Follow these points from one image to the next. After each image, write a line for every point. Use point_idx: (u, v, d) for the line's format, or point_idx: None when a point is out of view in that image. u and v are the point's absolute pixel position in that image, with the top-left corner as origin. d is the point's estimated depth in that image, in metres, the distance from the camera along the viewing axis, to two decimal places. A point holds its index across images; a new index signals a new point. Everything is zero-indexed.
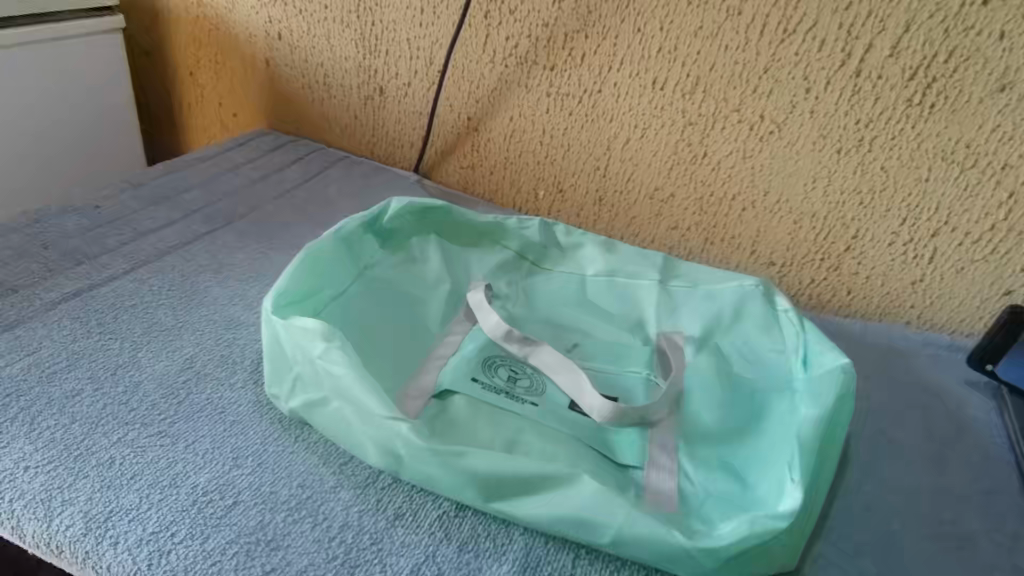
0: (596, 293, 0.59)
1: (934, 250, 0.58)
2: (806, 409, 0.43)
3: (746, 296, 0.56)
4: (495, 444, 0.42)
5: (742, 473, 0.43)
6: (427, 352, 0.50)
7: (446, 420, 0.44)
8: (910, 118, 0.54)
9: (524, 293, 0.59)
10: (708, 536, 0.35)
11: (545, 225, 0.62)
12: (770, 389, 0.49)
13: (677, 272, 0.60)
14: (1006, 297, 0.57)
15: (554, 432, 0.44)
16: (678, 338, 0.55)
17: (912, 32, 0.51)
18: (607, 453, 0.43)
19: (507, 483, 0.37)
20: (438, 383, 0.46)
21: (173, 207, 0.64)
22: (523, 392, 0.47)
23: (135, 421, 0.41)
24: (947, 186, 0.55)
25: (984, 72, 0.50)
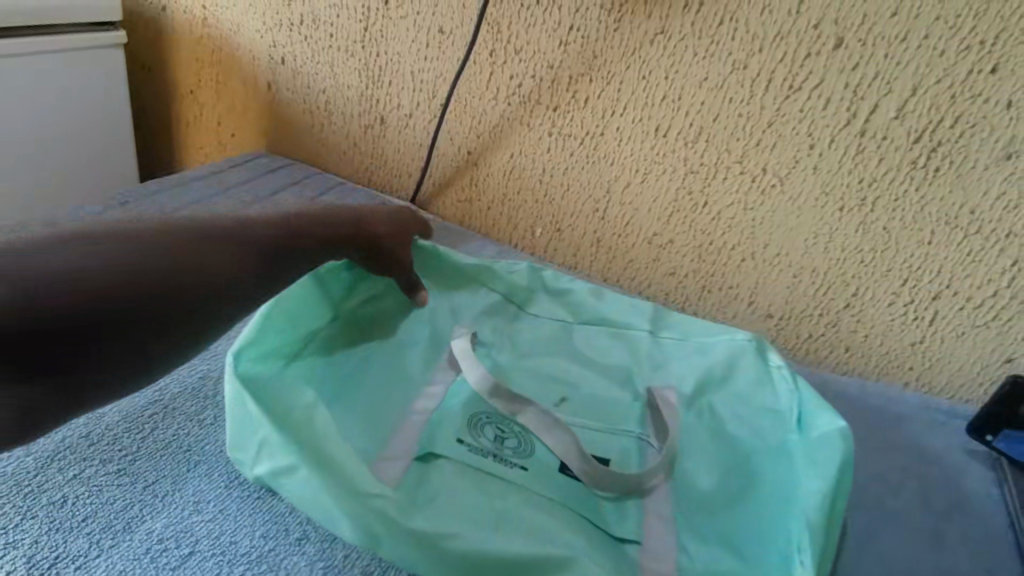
0: (583, 346, 0.57)
1: (935, 313, 0.56)
2: (809, 477, 0.41)
3: (739, 351, 0.54)
4: (481, 519, 0.39)
5: (742, 547, 0.41)
6: (414, 405, 0.48)
7: (429, 486, 0.42)
8: (914, 180, 0.53)
9: (509, 343, 0.57)
10: None
11: (532, 271, 0.61)
12: (764, 452, 0.47)
13: (668, 321, 0.58)
14: (1008, 364, 0.55)
15: (541, 502, 0.41)
16: (669, 394, 0.52)
17: (919, 95, 0.51)
18: (598, 523, 0.41)
19: (501, 564, 0.34)
20: (420, 446, 0.44)
21: None
22: (511, 454, 0.45)
23: (95, 457, 0.39)
24: (950, 250, 0.54)
25: (990, 139, 0.50)
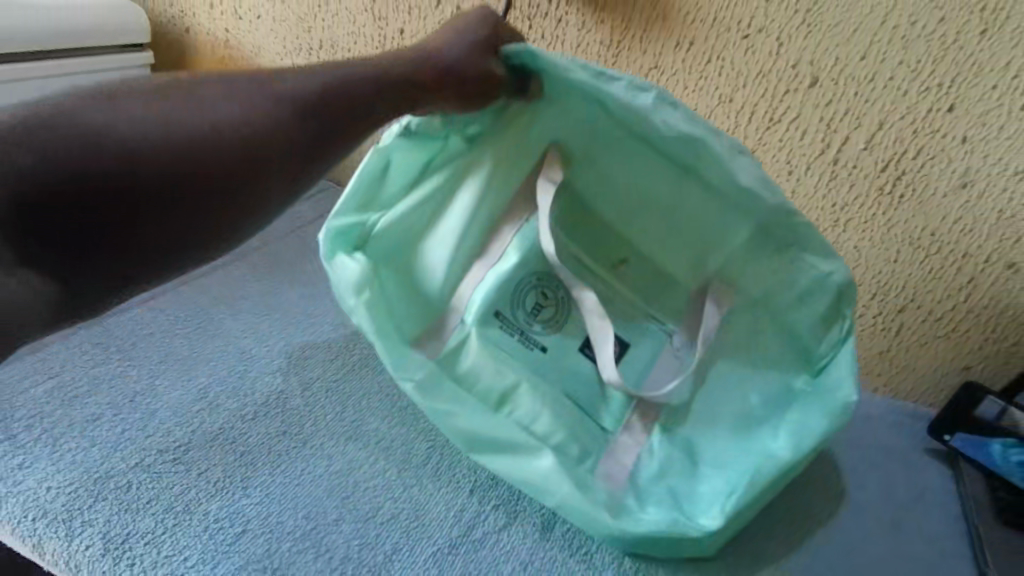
0: (669, 200, 0.50)
1: (900, 324, 0.63)
2: (772, 440, 0.46)
3: (821, 287, 0.49)
4: (490, 396, 0.45)
5: (699, 458, 0.47)
6: (478, 250, 0.50)
7: (465, 349, 0.47)
8: (881, 205, 0.59)
9: (586, 176, 0.51)
10: (634, 516, 0.43)
11: (657, 108, 0.46)
12: (765, 384, 0.49)
13: (778, 231, 0.49)
14: (965, 372, 0.61)
15: (545, 390, 0.46)
16: (723, 298, 0.50)
17: (885, 129, 0.57)
18: (591, 414, 0.48)
19: (484, 443, 0.44)
20: (471, 304, 0.49)
21: None
22: (540, 330, 0.49)
23: (152, 447, 0.44)
24: (913, 268, 0.60)
25: (948, 170, 0.56)
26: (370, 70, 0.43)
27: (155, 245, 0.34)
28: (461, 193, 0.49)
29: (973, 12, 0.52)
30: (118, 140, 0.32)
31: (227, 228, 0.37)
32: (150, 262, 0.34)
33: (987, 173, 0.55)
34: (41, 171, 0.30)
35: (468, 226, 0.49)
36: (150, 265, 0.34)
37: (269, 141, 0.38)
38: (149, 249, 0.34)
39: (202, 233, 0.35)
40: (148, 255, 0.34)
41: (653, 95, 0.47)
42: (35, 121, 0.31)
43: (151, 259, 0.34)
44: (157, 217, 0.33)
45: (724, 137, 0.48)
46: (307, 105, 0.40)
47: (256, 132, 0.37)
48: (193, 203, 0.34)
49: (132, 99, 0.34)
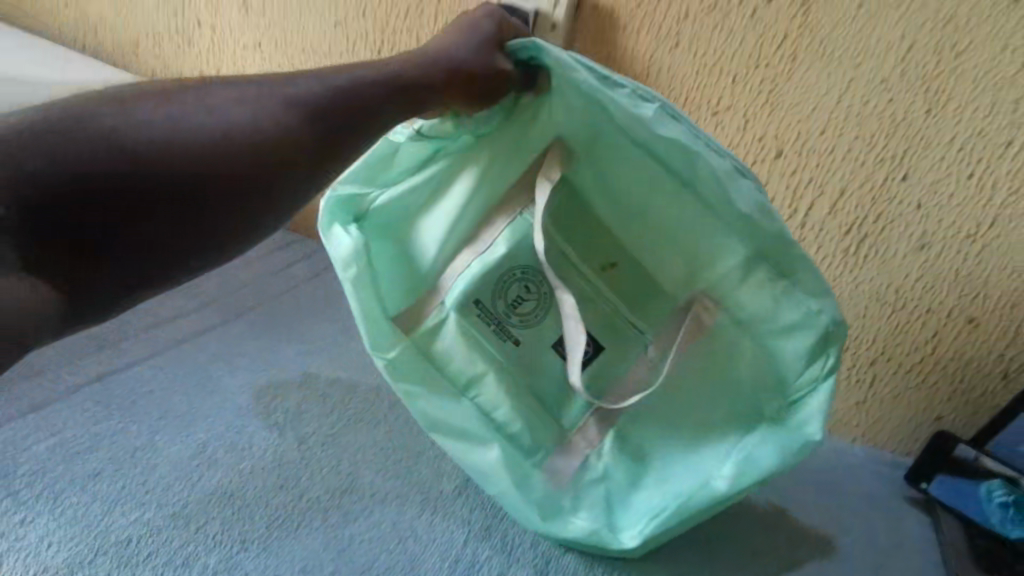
0: (665, 210, 0.49)
1: (874, 376, 0.67)
2: (716, 465, 0.49)
3: (806, 326, 0.47)
4: (458, 381, 0.51)
5: (650, 463, 0.51)
6: (470, 239, 0.53)
7: (443, 332, 0.52)
8: (848, 265, 0.66)
9: (585, 173, 0.51)
10: (566, 518, 0.49)
11: (656, 119, 0.45)
12: (732, 407, 0.50)
13: (776, 257, 0.47)
14: (937, 422, 0.65)
15: (511, 383, 0.51)
16: (707, 314, 0.50)
17: (846, 197, 0.64)
18: (553, 410, 0.53)
19: (444, 428, 0.50)
20: (453, 292, 0.52)
21: (189, 298, 0.73)
22: (518, 322, 0.52)
23: (152, 502, 0.46)
24: (881, 323, 0.66)
25: (906, 233, 0.63)
26: (381, 75, 0.46)
27: (157, 240, 0.37)
28: (457, 182, 0.52)
29: (917, 94, 0.59)
30: (122, 145, 0.36)
31: (227, 225, 0.39)
32: (154, 261, 0.37)
33: (942, 235, 0.61)
34: (48, 176, 0.33)
35: (460, 216, 0.52)
36: (154, 264, 0.37)
37: (271, 144, 0.40)
38: (151, 247, 0.36)
39: (200, 233, 0.38)
40: (150, 253, 0.37)
41: (656, 106, 0.46)
42: (43, 125, 0.35)
43: (156, 257, 0.37)
44: (156, 215, 0.36)
45: (728, 156, 0.47)
46: (312, 110, 0.43)
47: (270, 135, 0.41)
48: (190, 201, 0.37)
49: (139, 100, 0.38)
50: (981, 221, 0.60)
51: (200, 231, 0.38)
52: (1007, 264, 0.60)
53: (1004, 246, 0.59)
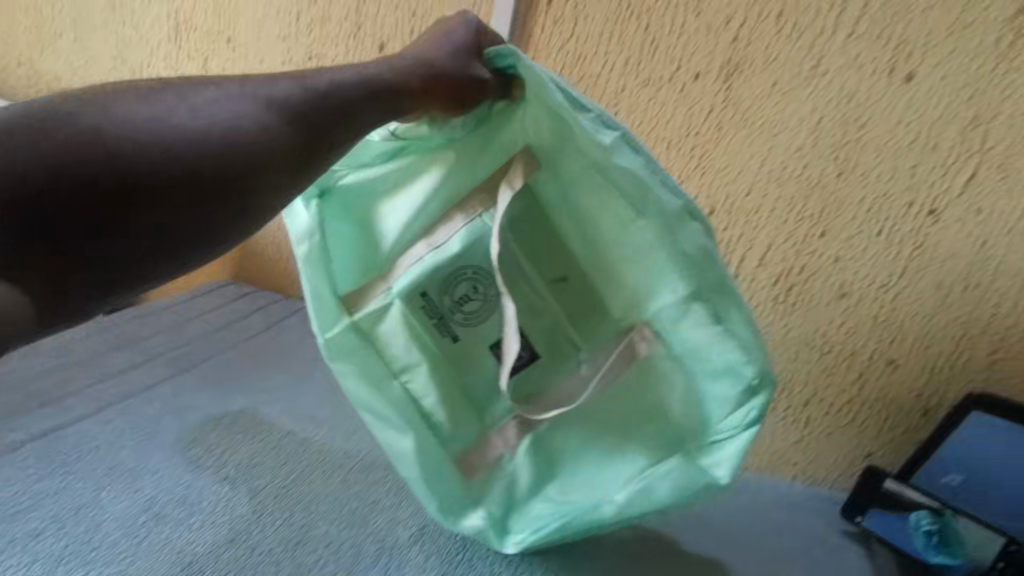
0: (613, 234, 0.53)
1: (808, 416, 0.73)
2: (617, 488, 0.53)
3: (730, 374, 0.51)
4: (393, 366, 0.56)
5: (565, 467, 0.56)
6: (427, 231, 0.57)
7: (384, 319, 0.57)
8: (778, 311, 0.73)
9: (546, 183, 0.55)
10: (463, 514, 0.55)
11: (612, 147, 0.49)
12: (655, 429, 0.54)
13: (714, 302, 0.51)
14: (867, 458, 0.71)
15: (440, 377, 0.57)
16: (644, 342, 0.55)
17: (773, 250, 0.72)
18: (479, 407, 0.57)
19: (371, 408, 0.56)
20: (398, 286, 0.57)
21: (139, 354, 0.79)
22: (461, 318, 0.56)
23: (95, 561, 0.46)
24: (810, 366, 0.72)
25: (827, 283, 0.70)
26: (363, 78, 0.47)
27: (142, 238, 0.36)
28: (426, 171, 0.56)
29: (829, 161, 0.67)
30: (108, 144, 0.36)
31: (213, 226, 0.39)
32: (138, 259, 0.36)
33: (859, 285, 0.69)
34: (36, 174, 0.34)
35: (422, 207, 0.56)
36: (137, 263, 0.36)
37: (257, 147, 0.41)
38: (134, 245, 0.36)
39: (184, 232, 0.38)
40: (132, 251, 0.36)
41: (616, 135, 0.50)
42: (32, 125, 0.35)
43: (139, 255, 0.36)
44: (140, 211, 0.36)
45: (684, 199, 0.51)
46: (294, 113, 0.43)
47: (252, 134, 0.41)
48: (174, 198, 0.37)
49: (127, 97, 0.38)
50: (892, 272, 0.67)
51: (184, 230, 0.37)
52: (918, 311, 0.67)
53: (913, 295, 0.67)
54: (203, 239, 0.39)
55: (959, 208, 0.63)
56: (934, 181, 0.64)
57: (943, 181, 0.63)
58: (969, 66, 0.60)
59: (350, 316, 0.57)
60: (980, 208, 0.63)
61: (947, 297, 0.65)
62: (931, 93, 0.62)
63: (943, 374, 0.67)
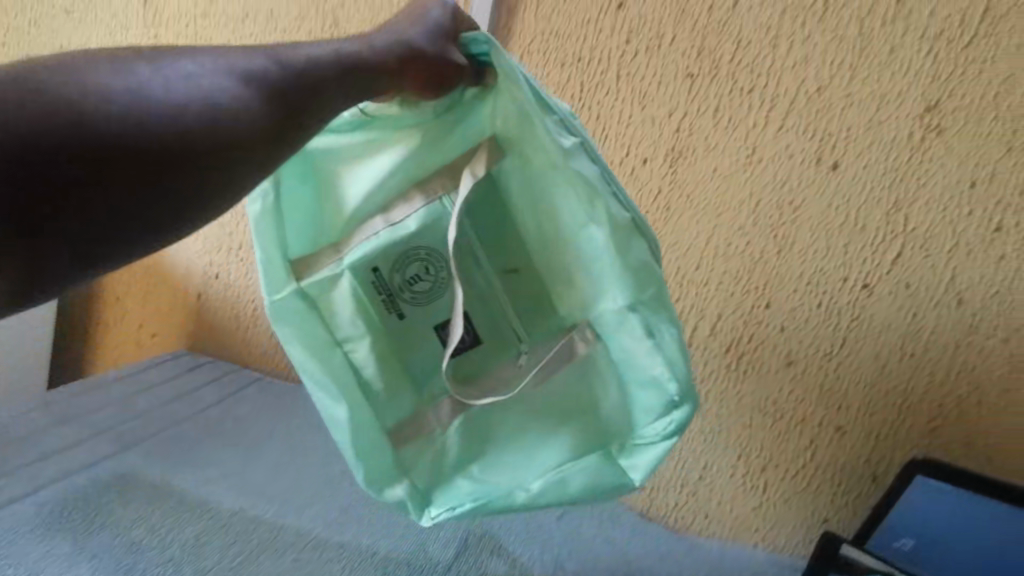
0: (562, 234, 0.54)
1: (766, 482, 0.77)
2: (534, 476, 0.57)
3: (658, 386, 0.53)
4: (336, 335, 0.57)
5: (490, 449, 0.59)
6: (388, 207, 0.57)
7: (332, 287, 0.57)
8: (731, 378, 0.77)
9: (502, 173, 0.55)
10: (391, 487, 0.58)
11: (571, 152, 0.51)
12: (580, 424, 0.57)
13: (651, 315, 0.53)
14: (824, 523, 0.75)
15: (383, 352, 0.58)
16: (582, 343, 0.56)
17: (723, 319, 0.77)
18: (421, 386, 0.59)
19: (310, 374, 0.56)
20: (350, 257, 0.57)
21: (82, 428, 0.81)
22: (412, 296, 0.57)
23: None
24: (765, 431, 0.76)
25: (774, 352, 0.75)
26: (340, 55, 0.46)
27: (117, 216, 0.34)
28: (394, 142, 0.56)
29: (769, 239, 0.73)
30: (84, 114, 0.33)
31: (192, 208, 0.37)
32: (113, 241, 0.34)
33: (804, 353, 0.74)
34: None
35: (387, 176, 0.57)
36: (110, 245, 0.34)
37: (239, 125, 0.39)
38: (108, 227, 0.34)
39: (161, 211, 0.36)
40: (105, 232, 0.34)
41: (576, 141, 0.51)
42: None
43: (113, 237, 0.34)
44: (116, 188, 0.33)
45: (634, 211, 0.52)
46: (271, 89, 0.41)
47: (226, 106, 0.38)
48: (150, 176, 0.35)
49: (93, 65, 0.35)
50: (834, 341, 0.72)
51: (161, 209, 0.36)
52: (860, 378, 0.72)
53: (854, 363, 0.72)
54: (180, 219, 0.37)
55: (889, 282, 0.69)
56: (865, 258, 0.70)
57: (873, 258, 0.69)
58: (887, 157, 0.67)
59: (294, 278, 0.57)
60: (908, 283, 0.68)
61: (886, 366, 0.71)
62: (856, 180, 0.69)
63: (886, 441, 0.72)
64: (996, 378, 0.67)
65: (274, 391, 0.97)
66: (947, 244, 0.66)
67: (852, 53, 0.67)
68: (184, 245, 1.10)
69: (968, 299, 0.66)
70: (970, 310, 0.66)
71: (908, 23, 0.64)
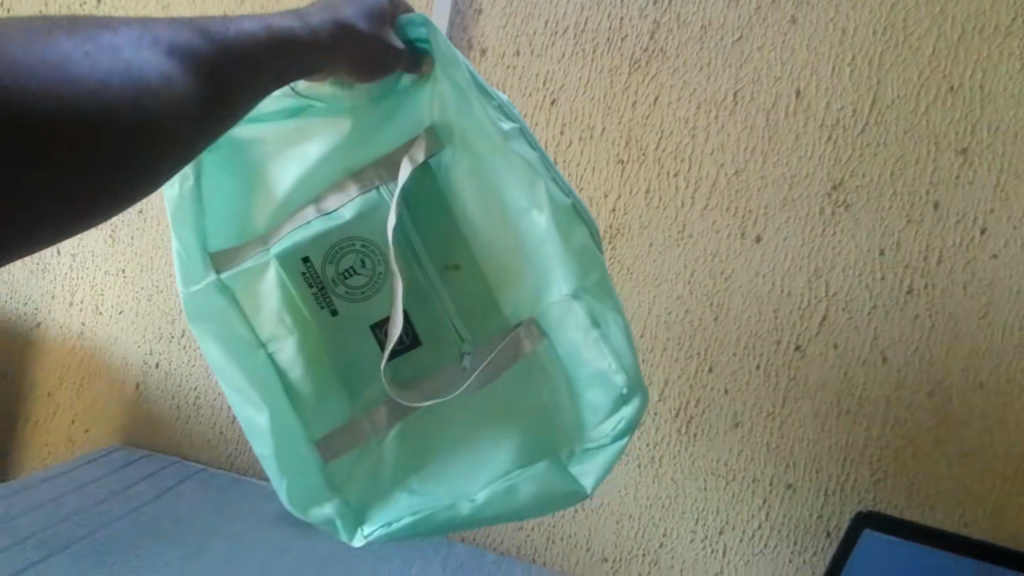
0: (507, 227, 0.60)
1: (725, 545, 0.79)
2: (479, 486, 0.61)
3: (605, 377, 0.58)
4: (261, 335, 0.64)
5: (434, 459, 0.64)
6: (320, 198, 0.63)
7: (260, 285, 0.64)
8: (682, 442, 0.81)
9: (440, 169, 0.61)
10: (319, 507, 0.65)
11: (509, 134, 0.58)
12: (528, 430, 0.61)
13: (595, 302, 0.58)
14: None
15: (311, 348, 0.64)
16: (528, 340, 0.61)
17: (670, 386, 0.81)
18: (348, 385, 0.65)
19: (230, 376, 0.64)
20: (281, 248, 0.63)
21: (7, 535, 0.78)
22: (343, 289, 0.63)
23: None
24: (721, 493, 0.79)
25: (720, 415, 0.79)
26: (270, 28, 0.50)
27: (23, 192, 0.36)
28: (328, 128, 0.62)
29: (706, 306, 0.79)
30: (10, 91, 0.35)
31: (120, 191, 0.41)
32: (15, 218, 0.36)
33: (748, 414, 0.78)
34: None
35: (319, 165, 0.63)
36: (14, 222, 0.36)
37: (165, 116, 0.42)
38: (13, 201, 0.36)
39: (71, 193, 0.38)
40: (10, 207, 0.36)
41: (514, 126, 0.58)
42: None
43: (16, 214, 0.36)
44: (35, 167, 0.36)
45: (571, 197, 0.59)
46: (201, 64, 0.45)
47: (156, 86, 0.42)
48: (63, 156, 0.37)
49: (9, 36, 0.37)
50: (775, 401, 0.76)
51: (71, 191, 0.38)
52: (804, 437, 0.76)
53: (796, 422, 0.76)
54: (89, 202, 0.39)
55: (818, 344, 0.75)
56: (794, 322, 0.75)
57: (801, 322, 0.75)
58: (803, 231, 0.75)
59: (216, 275, 0.64)
60: (835, 343, 0.74)
61: (825, 423, 0.75)
62: (778, 250, 0.76)
63: (834, 497, 0.74)
64: (926, 429, 0.71)
65: (217, 484, 0.93)
66: (866, 305, 0.73)
67: (762, 141, 0.75)
68: (121, 335, 1.07)
69: (891, 356, 0.72)
70: (895, 366, 0.72)
71: (808, 113, 0.74)
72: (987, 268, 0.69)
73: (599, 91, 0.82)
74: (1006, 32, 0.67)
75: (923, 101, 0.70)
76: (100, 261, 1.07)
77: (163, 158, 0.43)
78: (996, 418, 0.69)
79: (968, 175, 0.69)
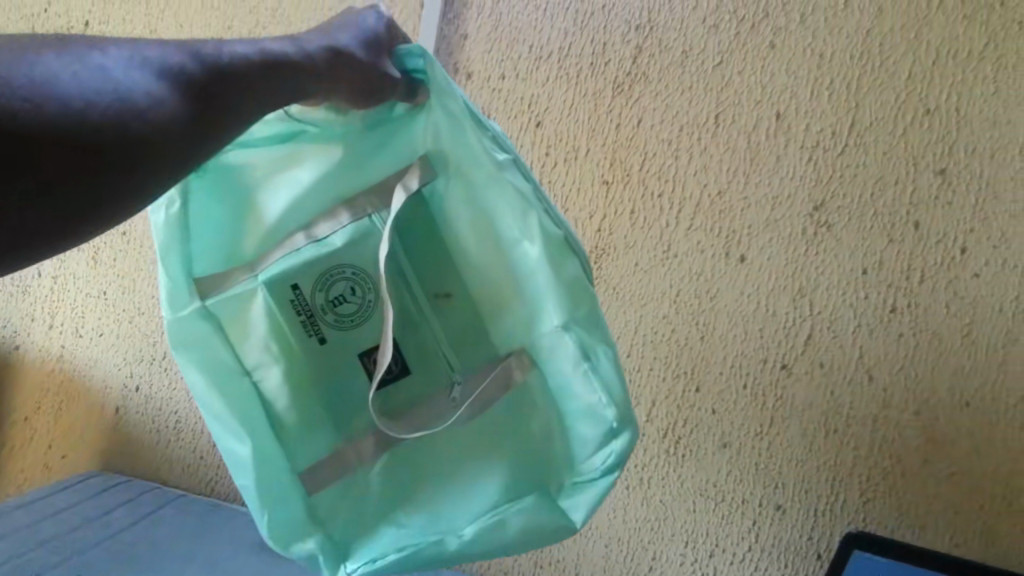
0: (499, 257, 0.60)
1: (715, 568, 0.78)
2: (466, 521, 0.60)
3: (594, 412, 0.57)
4: (246, 363, 0.63)
5: (422, 492, 0.63)
6: (309, 224, 0.63)
7: (247, 312, 0.63)
8: (671, 463, 0.80)
9: (433, 198, 0.62)
10: (300, 543, 0.63)
11: (503, 165, 0.58)
12: (518, 462, 0.61)
13: (586, 334, 0.58)
14: None
15: (297, 376, 0.63)
16: (519, 371, 0.61)
17: (657, 407, 0.80)
18: (335, 414, 0.64)
19: (212, 404, 0.62)
20: (270, 274, 0.63)
21: None
22: (331, 317, 0.63)
23: None
24: (709, 514, 0.78)
25: (708, 436, 0.78)
26: (265, 51, 0.51)
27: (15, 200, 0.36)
28: (319, 155, 0.62)
29: (692, 326, 0.79)
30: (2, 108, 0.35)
31: (113, 208, 0.41)
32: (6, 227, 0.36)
33: (736, 435, 0.77)
34: None
35: (309, 193, 0.63)
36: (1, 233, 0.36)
37: (156, 136, 0.42)
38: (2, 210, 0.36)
39: (63, 209, 0.38)
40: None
41: (508, 157, 0.58)
42: None
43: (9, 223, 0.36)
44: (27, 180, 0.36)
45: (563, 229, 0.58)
46: (192, 86, 0.45)
47: (145, 107, 0.42)
48: (58, 168, 0.37)
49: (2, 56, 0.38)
50: (762, 420, 0.76)
51: (62, 205, 0.38)
52: (793, 457, 0.75)
53: (784, 442, 0.75)
54: (78, 218, 0.39)
55: (804, 363, 0.75)
56: (780, 341, 0.76)
57: (787, 341, 0.75)
58: (785, 250, 0.75)
59: (201, 301, 0.63)
60: (822, 363, 0.74)
61: (813, 442, 0.74)
62: (762, 269, 0.76)
63: (824, 518, 0.74)
64: (914, 448, 0.71)
65: (197, 510, 0.91)
66: (851, 325, 0.73)
67: (744, 162, 0.76)
68: (102, 358, 1.05)
69: (877, 376, 0.72)
70: (881, 385, 0.72)
71: (788, 135, 0.75)
72: (969, 286, 0.69)
73: (583, 114, 0.83)
74: (979, 57, 0.69)
75: (901, 123, 0.71)
76: (82, 283, 1.05)
77: (154, 177, 0.42)
78: (983, 437, 0.69)
79: (947, 196, 0.70)
